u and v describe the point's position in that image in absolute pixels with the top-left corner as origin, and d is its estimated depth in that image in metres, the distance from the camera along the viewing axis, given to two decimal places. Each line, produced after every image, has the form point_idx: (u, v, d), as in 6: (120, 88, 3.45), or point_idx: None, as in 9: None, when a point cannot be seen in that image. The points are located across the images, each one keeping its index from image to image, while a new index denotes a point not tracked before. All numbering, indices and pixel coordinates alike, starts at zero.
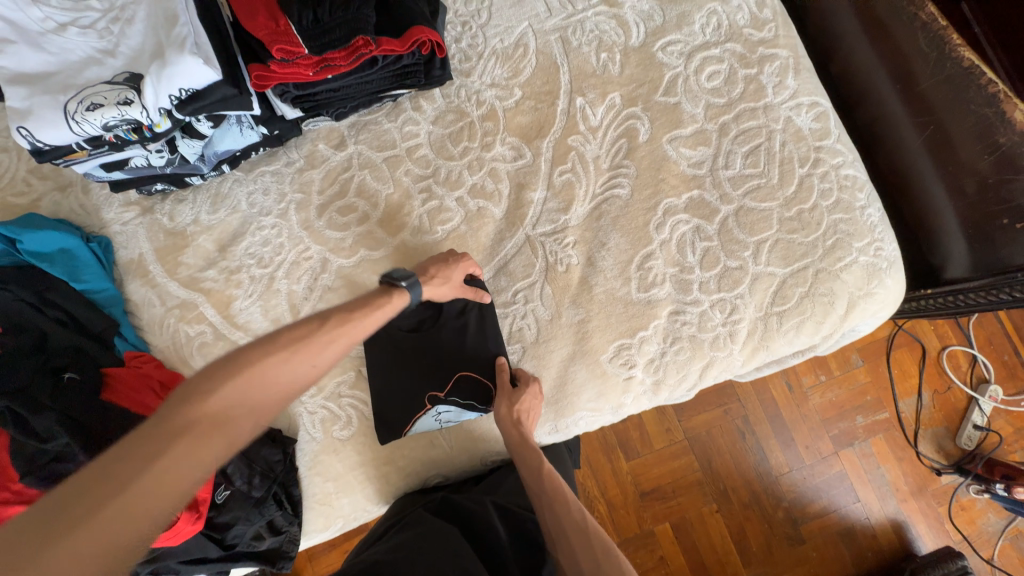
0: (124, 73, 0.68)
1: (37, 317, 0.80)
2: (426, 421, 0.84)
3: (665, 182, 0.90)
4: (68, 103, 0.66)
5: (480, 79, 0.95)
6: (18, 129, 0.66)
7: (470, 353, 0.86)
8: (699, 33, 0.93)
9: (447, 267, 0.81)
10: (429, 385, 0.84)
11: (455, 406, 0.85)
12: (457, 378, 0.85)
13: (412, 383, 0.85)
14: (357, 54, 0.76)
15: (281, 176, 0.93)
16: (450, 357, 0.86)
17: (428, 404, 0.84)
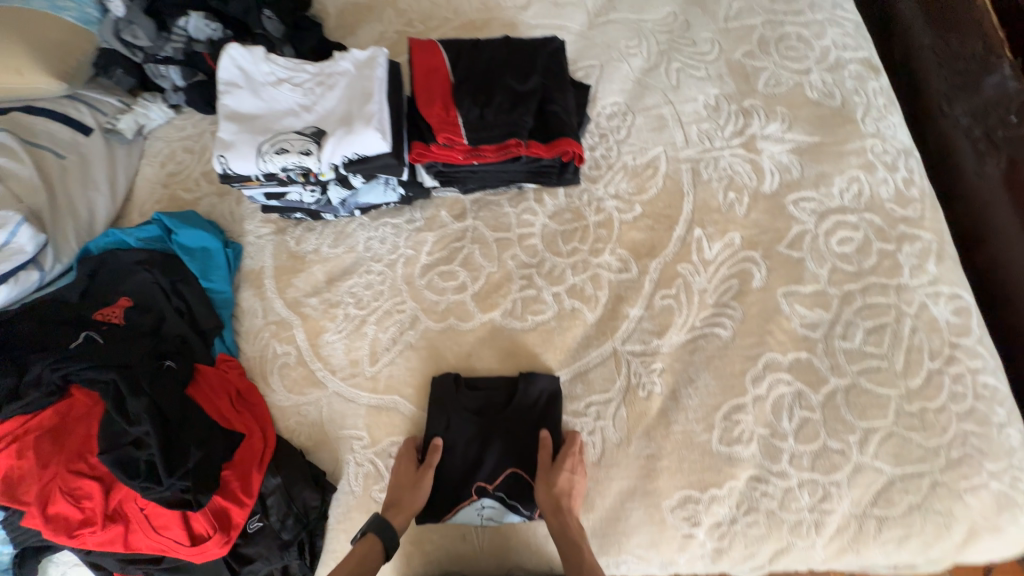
0: (313, 128, 0.79)
1: (164, 303, 0.91)
2: (468, 513, 0.81)
3: (771, 335, 0.85)
4: (263, 144, 0.77)
5: (605, 188, 0.98)
6: (219, 156, 0.77)
7: (524, 452, 0.83)
8: (837, 195, 0.92)
9: (407, 476, 0.80)
10: (478, 476, 0.82)
11: (499, 503, 0.81)
12: (505, 476, 0.82)
13: (461, 468, 0.83)
14: (507, 150, 0.83)
15: (401, 231, 1.00)
16: (506, 452, 0.83)
17: (476, 495, 0.81)
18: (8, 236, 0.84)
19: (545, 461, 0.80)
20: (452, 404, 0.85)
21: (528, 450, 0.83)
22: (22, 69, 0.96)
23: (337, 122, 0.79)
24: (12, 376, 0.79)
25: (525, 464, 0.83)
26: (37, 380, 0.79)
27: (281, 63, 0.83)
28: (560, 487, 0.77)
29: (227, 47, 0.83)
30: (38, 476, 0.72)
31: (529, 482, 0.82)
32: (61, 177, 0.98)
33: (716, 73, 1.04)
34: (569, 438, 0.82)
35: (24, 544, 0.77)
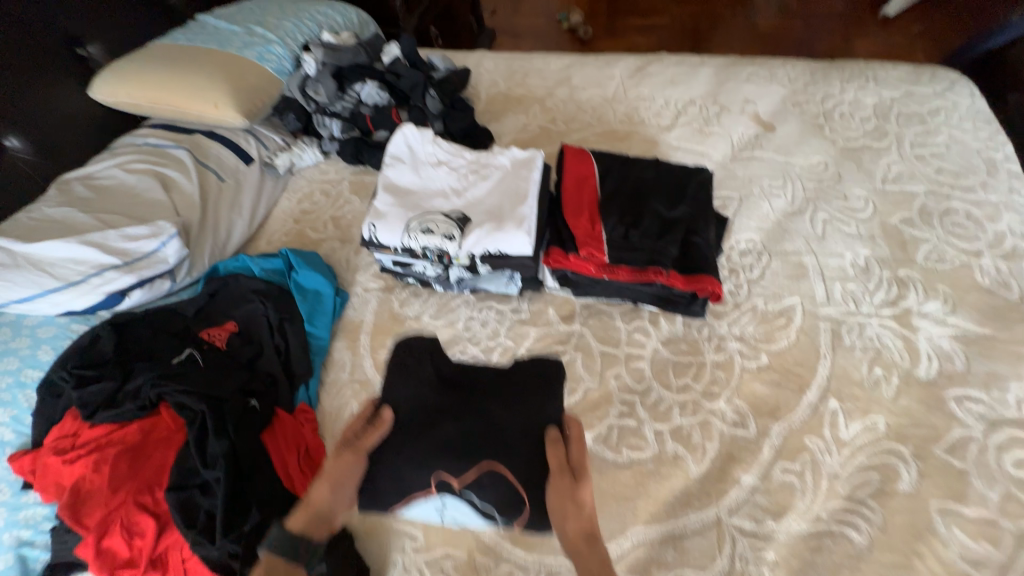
0: (460, 213, 0.81)
1: (267, 337, 0.93)
2: (426, 509, 0.72)
3: (921, 559, 0.70)
4: (412, 222, 0.80)
5: (728, 326, 0.92)
6: (369, 224, 0.81)
7: (505, 447, 0.73)
8: (1012, 404, 0.79)
9: (337, 465, 0.69)
10: (445, 465, 0.72)
11: (467, 504, 0.71)
12: (479, 470, 0.71)
13: (426, 450, 0.73)
14: (645, 275, 0.80)
15: (504, 318, 0.97)
16: (481, 440, 0.73)
17: (434, 490, 0.71)
18: (160, 245, 0.91)
19: (568, 478, 0.68)
20: (411, 371, 0.81)
21: (517, 449, 0.73)
22: (219, 104, 1.10)
23: (486, 213, 0.81)
24: (115, 382, 0.80)
25: (506, 456, 0.72)
26: (138, 392, 0.80)
27: (443, 148, 0.89)
28: (583, 504, 0.66)
29: (403, 127, 0.91)
30: (105, 498, 0.69)
31: (514, 484, 0.71)
32: (215, 198, 1.07)
33: (867, 232, 0.98)
34: (574, 432, 0.73)
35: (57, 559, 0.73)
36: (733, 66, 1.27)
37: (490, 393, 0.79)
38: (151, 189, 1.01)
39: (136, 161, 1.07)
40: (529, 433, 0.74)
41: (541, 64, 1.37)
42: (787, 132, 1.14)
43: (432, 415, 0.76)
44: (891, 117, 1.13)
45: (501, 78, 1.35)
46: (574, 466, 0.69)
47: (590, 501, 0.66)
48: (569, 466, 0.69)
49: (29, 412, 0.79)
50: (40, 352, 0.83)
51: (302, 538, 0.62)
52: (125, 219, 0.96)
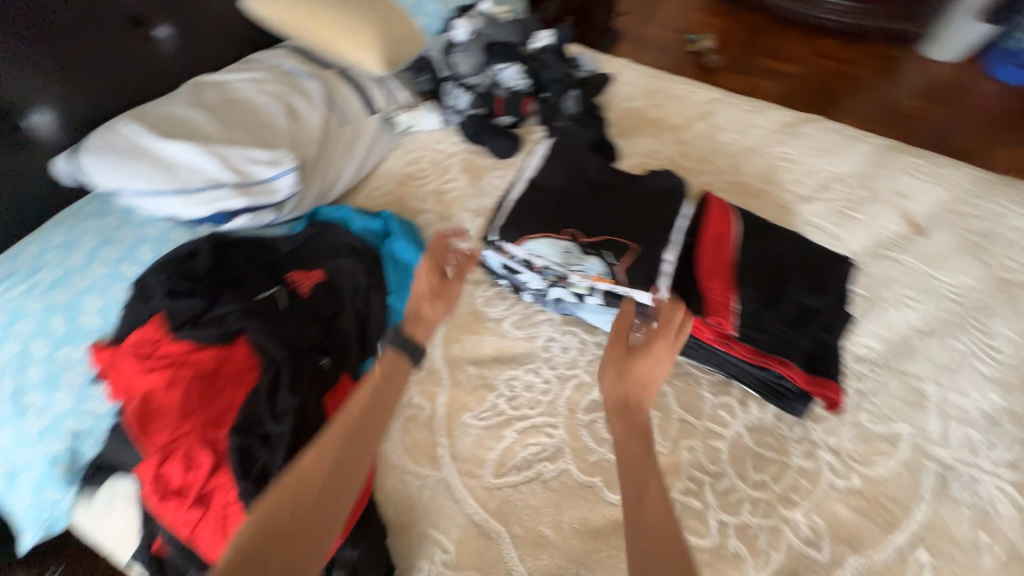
0: (600, 238, 0.72)
1: (351, 299, 0.90)
2: (543, 247, 0.72)
3: None
4: (546, 237, 0.73)
5: (823, 434, 0.84)
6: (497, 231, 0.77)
7: (635, 230, 0.72)
8: None
9: (443, 287, 0.83)
10: (576, 225, 0.73)
11: (588, 258, 0.71)
12: (609, 238, 0.72)
13: (557, 211, 0.75)
14: (764, 361, 0.73)
15: (586, 348, 0.93)
16: (617, 219, 0.74)
17: (563, 237, 0.72)
18: (276, 175, 0.90)
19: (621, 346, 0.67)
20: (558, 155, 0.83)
21: (649, 233, 0.72)
22: (364, 45, 1.08)
23: (635, 238, 0.72)
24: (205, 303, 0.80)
25: (635, 237, 0.72)
26: (223, 318, 0.79)
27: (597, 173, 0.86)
28: (639, 374, 0.64)
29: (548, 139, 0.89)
30: (175, 419, 0.68)
31: (628, 245, 0.71)
32: (333, 140, 1.05)
33: (1005, 379, 0.88)
34: (670, 317, 0.67)
35: (109, 458, 0.73)
36: (893, 151, 1.16)
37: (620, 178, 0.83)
38: (276, 114, 1.00)
39: (268, 81, 1.05)
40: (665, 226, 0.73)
41: (684, 91, 1.28)
42: (938, 241, 1.03)
43: (572, 195, 0.78)
44: None
45: (638, 95, 1.28)
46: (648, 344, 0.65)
47: (647, 368, 0.64)
48: (647, 325, 0.69)
49: (117, 306, 0.78)
50: (140, 250, 0.83)
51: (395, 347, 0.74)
52: (247, 137, 0.95)
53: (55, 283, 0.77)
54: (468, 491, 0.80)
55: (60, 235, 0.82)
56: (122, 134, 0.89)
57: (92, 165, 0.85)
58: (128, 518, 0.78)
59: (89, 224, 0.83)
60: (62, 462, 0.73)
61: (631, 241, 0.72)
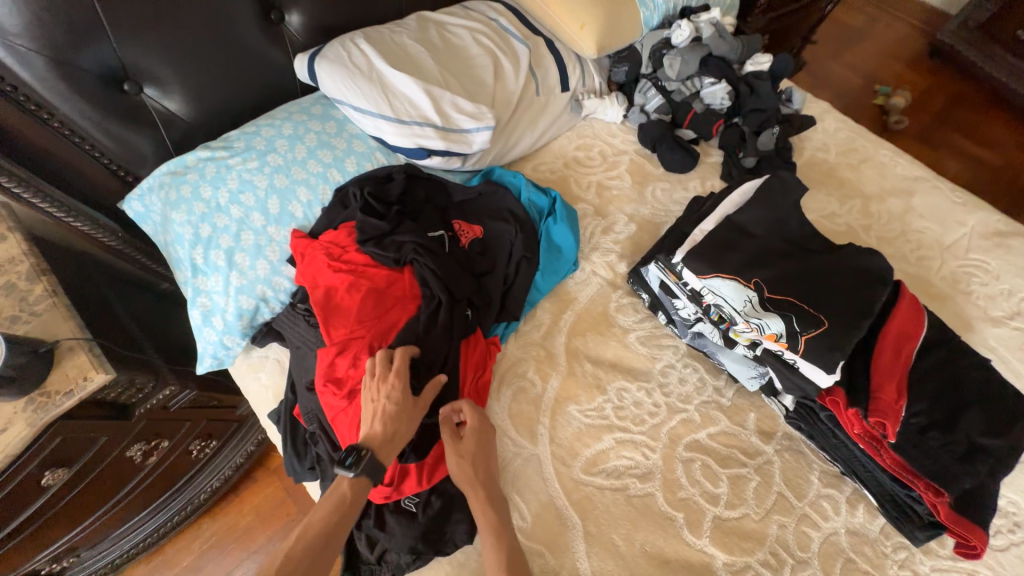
0: (787, 301, 0.70)
1: (503, 263, 0.95)
2: (725, 288, 0.72)
3: None
4: (732, 282, 0.72)
5: (932, 571, 0.78)
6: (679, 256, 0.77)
7: (825, 303, 0.69)
8: None
9: (415, 404, 0.70)
10: (764, 277, 0.72)
11: (769, 314, 0.69)
12: (794, 301, 0.70)
13: (746, 257, 0.74)
14: (910, 478, 0.69)
15: (703, 388, 0.92)
16: (809, 285, 0.71)
17: (747, 285, 0.72)
18: (475, 128, 0.94)
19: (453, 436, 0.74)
20: (760, 199, 0.80)
21: (841, 310, 0.68)
22: (585, 28, 1.09)
23: (830, 314, 0.68)
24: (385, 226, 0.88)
25: (825, 310, 0.68)
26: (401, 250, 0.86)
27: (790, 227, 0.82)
28: (474, 454, 0.73)
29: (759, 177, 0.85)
30: (349, 321, 0.78)
31: (818, 317, 0.68)
32: (525, 108, 1.08)
33: None
34: (472, 418, 0.75)
35: (284, 328, 0.86)
36: None
37: (816, 241, 0.78)
38: (485, 68, 1.03)
39: (484, 33, 1.09)
40: (863, 310, 0.68)
41: (888, 159, 1.16)
42: None
43: (766, 245, 0.75)
44: None
45: (835, 148, 1.18)
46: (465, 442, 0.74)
47: (476, 448, 0.73)
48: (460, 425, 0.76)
49: (319, 205, 0.89)
50: (347, 161, 0.92)
51: (374, 463, 0.65)
52: (456, 83, 0.99)
53: (278, 168, 0.87)
54: (556, 475, 0.84)
55: (289, 127, 0.91)
56: (356, 50, 0.96)
57: (325, 73, 0.93)
58: (275, 380, 0.91)
59: (312, 124, 0.93)
60: (246, 317, 0.86)
61: (822, 315, 0.68)
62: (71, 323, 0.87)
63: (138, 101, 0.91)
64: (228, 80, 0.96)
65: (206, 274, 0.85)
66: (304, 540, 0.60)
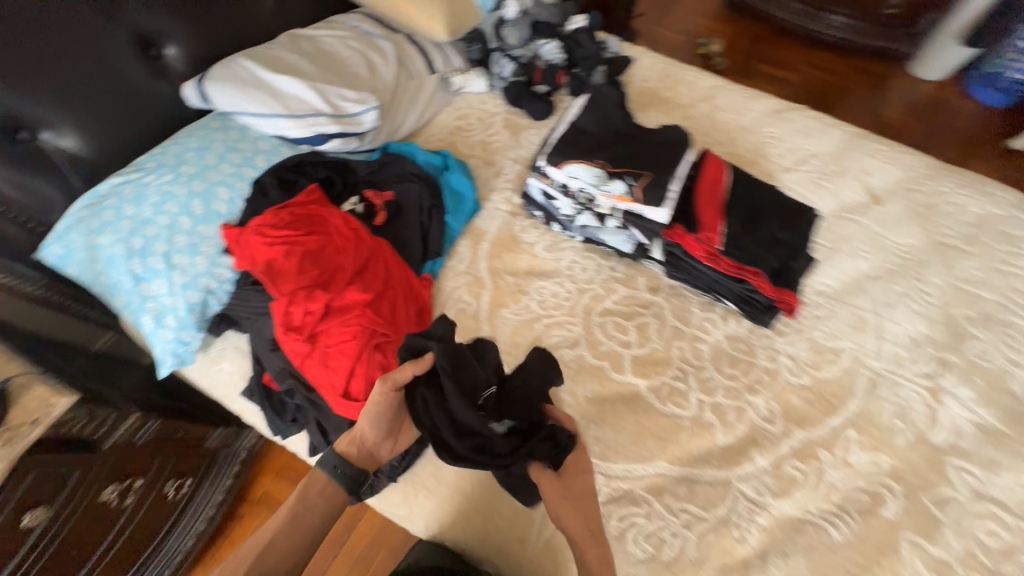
0: (622, 168, 0.95)
1: (416, 214, 1.13)
2: (580, 171, 0.95)
3: (880, 568, 0.84)
4: (583, 165, 0.95)
5: (784, 346, 1.06)
6: (542, 161, 0.99)
7: (651, 165, 0.94)
8: (1000, 487, 0.92)
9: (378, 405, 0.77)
10: (605, 158, 0.96)
11: (613, 180, 0.93)
12: (627, 168, 0.94)
13: (588, 147, 0.98)
14: (741, 272, 0.96)
15: (601, 271, 1.15)
16: (635, 155, 0.96)
17: (594, 165, 0.95)
18: (362, 111, 1.11)
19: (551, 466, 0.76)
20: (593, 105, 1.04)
21: (660, 167, 0.94)
22: (433, 17, 1.29)
23: (652, 168, 0.94)
24: (326, 214, 1.02)
25: (649, 169, 0.94)
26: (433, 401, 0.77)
27: None
28: (578, 488, 0.75)
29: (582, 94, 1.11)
30: (294, 278, 0.90)
31: (646, 173, 0.93)
32: (402, 91, 1.28)
33: (931, 314, 1.10)
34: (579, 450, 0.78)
35: (234, 310, 0.96)
36: (862, 138, 1.38)
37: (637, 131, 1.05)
38: (358, 65, 1.21)
39: (350, 38, 1.27)
40: (669, 161, 0.96)
41: (693, 77, 1.50)
42: (890, 209, 1.25)
43: (601, 137, 1.00)
44: (989, 230, 1.22)
45: (654, 77, 1.49)
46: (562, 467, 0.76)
47: (576, 468, 0.77)
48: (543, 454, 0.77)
49: (241, 199, 1.01)
50: (257, 159, 1.06)
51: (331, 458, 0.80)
52: (337, 79, 1.16)
53: (194, 176, 0.98)
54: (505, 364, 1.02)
55: (194, 140, 1.03)
56: (239, 66, 1.09)
57: (215, 88, 1.05)
58: (239, 364, 1.01)
59: (216, 135, 1.05)
60: (197, 310, 0.95)
61: (646, 169, 0.94)
62: (15, 362, 0.91)
63: (38, 148, 0.97)
64: (123, 114, 1.04)
65: (148, 280, 0.93)
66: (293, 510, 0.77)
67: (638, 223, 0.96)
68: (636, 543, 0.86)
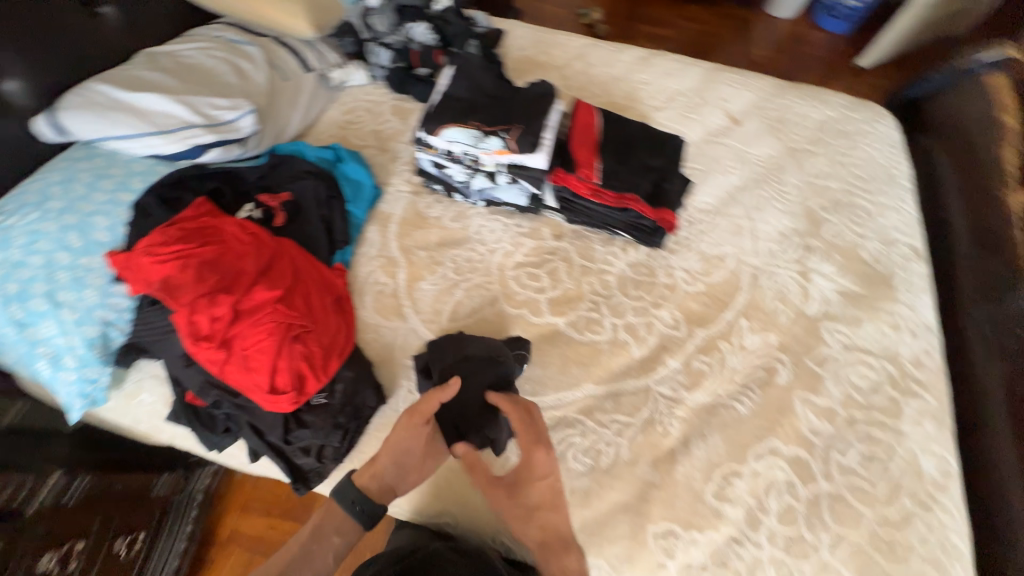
0: (495, 124, 1.03)
1: (316, 208, 1.14)
2: (460, 134, 1.01)
3: (781, 426, 0.97)
4: (460, 129, 1.01)
5: (678, 262, 1.18)
6: (423, 132, 1.04)
7: (521, 118, 1.04)
8: (864, 338, 1.08)
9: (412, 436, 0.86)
10: (479, 119, 1.03)
11: (490, 138, 1.01)
12: (500, 124, 1.02)
13: (463, 110, 1.04)
14: (622, 201, 1.07)
15: (507, 229, 1.21)
16: (505, 112, 1.05)
17: (471, 127, 1.02)
18: (238, 116, 1.10)
19: (506, 485, 0.86)
20: (462, 72, 1.10)
21: (530, 120, 1.04)
22: (296, 16, 1.30)
23: (522, 121, 1.04)
24: (218, 222, 1.01)
25: (520, 123, 1.03)
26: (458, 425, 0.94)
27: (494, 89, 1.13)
28: (534, 487, 0.84)
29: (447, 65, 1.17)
30: (193, 288, 0.90)
31: (517, 126, 1.03)
32: (279, 93, 1.27)
33: (793, 210, 1.27)
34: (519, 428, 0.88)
35: (138, 337, 0.93)
36: (717, 71, 1.54)
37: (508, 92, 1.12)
38: (225, 73, 1.19)
39: (213, 48, 1.24)
40: (537, 114, 1.06)
41: (564, 39, 1.59)
42: (749, 128, 1.41)
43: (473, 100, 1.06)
44: (829, 131, 1.42)
45: (528, 45, 1.57)
46: (518, 482, 0.85)
47: (527, 455, 0.86)
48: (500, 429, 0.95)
49: (123, 224, 0.98)
50: (133, 181, 1.03)
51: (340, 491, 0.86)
52: (205, 90, 1.14)
53: (64, 210, 0.94)
54: (431, 331, 1.06)
55: (58, 174, 0.99)
56: (93, 91, 1.04)
57: (69, 117, 1.00)
58: (159, 392, 0.98)
59: (80, 164, 1.01)
60: (98, 344, 0.91)
61: (516, 122, 1.03)
62: None
63: None
64: None
65: (35, 324, 0.89)
66: (307, 537, 0.83)
67: (523, 173, 1.05)
68: (576, 459, 0.94)
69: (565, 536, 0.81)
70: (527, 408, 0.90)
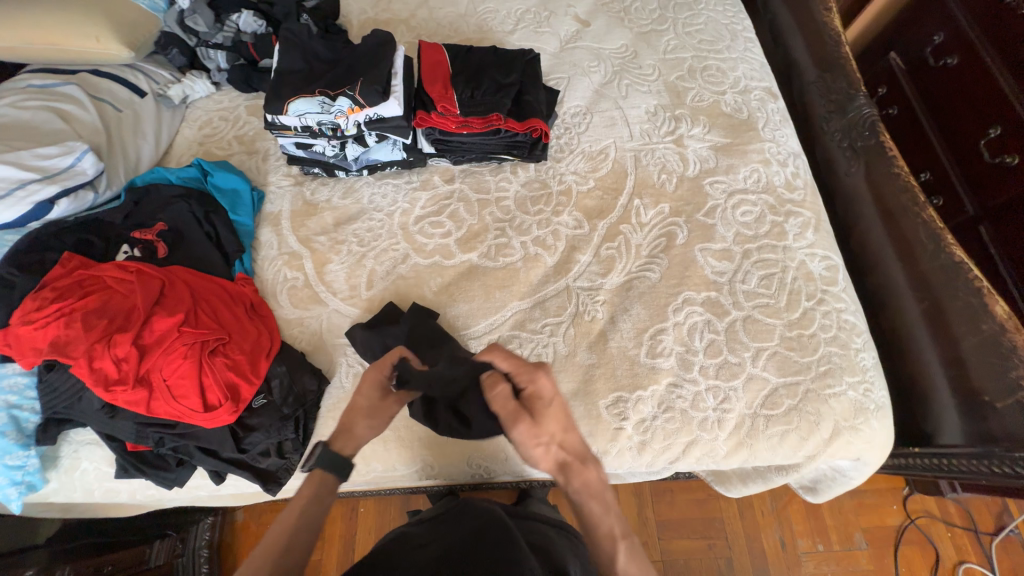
0: (338, 85, 1.05)
1: (195, 227, 1.10)
2: (309, 104, 1.03)
3: (689, 278, 1.07)
4: (306, 100, 1.03)
5: (566, 167, 1.22)
6: (273, 116, 1.05)
7: (363, 74, 1.05)
8: (741, 180, 1.18)
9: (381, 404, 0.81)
10: (323, 87, 1.04)
11: (338, 100, 1.03)
12: (343, 86, 1.05)
13: (304, 86, 1.05)
14: (489, 123, 1.12)
15: (400, 189, 1.20)
16: (344, 76, 1.06)
17: (316, 95, 1.04)
18: (76, 160, 1.03)
19: (526, 415, 0.74)
20: (294, 51, 1.10)
21: (374, 74, 1.05)
22: (101, 38, 1.23)
23: (364, 74, 1.06)
24: (91, 269, 0.96)
25: (363, 78, 1.05)
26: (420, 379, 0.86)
27: (331, 54, 1.11)
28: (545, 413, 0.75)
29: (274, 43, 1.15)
30: (86, 339, 0.87)
31: (361, 78, 1.04)
32: (117, 126, 1.19)
33: (656, 88, 1.33)
34: (511, 366, 0.78)
35: (49, 410, 0.90)
36: None
37: (346, 54, 1.11)
38: (49, 119, 1.09)
39: (22, 97, 1.13)
40: (377, 66, 1.07)
41: None
42: (598, 25, 1.45)
43: (312, 77, 1.07)
44: (670, 6, 1.48)
45: (367, 6, 1.52)
46: (535, 410, 0.75)
47: (533, 386, 0.76)
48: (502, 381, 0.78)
49: None
50: None
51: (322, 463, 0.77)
52: (29, 144, 1.05)
53: None
54: (354, 305, 1.07)
55: None
56: None
57: None
58: (100, 456, 0.95)
59: None
60: (11, 430, 0.87)
61: (358, 77, 1.05)
62: None
63: None
64: None
65: None
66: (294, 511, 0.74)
67: (385, 125, 1.09)
68: None
69: (581, 454, 0.76)
70: (499, 353, 0.79)
